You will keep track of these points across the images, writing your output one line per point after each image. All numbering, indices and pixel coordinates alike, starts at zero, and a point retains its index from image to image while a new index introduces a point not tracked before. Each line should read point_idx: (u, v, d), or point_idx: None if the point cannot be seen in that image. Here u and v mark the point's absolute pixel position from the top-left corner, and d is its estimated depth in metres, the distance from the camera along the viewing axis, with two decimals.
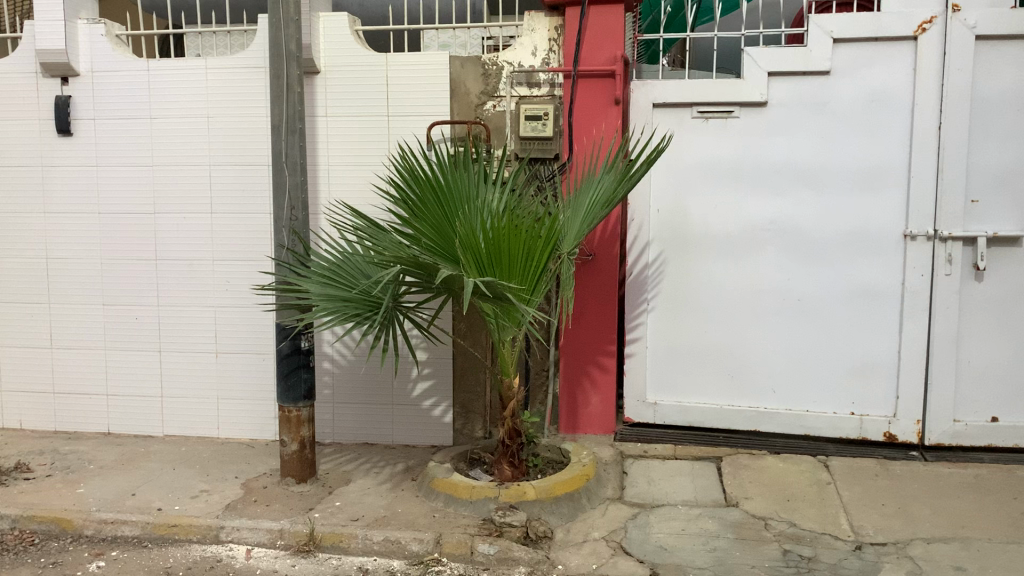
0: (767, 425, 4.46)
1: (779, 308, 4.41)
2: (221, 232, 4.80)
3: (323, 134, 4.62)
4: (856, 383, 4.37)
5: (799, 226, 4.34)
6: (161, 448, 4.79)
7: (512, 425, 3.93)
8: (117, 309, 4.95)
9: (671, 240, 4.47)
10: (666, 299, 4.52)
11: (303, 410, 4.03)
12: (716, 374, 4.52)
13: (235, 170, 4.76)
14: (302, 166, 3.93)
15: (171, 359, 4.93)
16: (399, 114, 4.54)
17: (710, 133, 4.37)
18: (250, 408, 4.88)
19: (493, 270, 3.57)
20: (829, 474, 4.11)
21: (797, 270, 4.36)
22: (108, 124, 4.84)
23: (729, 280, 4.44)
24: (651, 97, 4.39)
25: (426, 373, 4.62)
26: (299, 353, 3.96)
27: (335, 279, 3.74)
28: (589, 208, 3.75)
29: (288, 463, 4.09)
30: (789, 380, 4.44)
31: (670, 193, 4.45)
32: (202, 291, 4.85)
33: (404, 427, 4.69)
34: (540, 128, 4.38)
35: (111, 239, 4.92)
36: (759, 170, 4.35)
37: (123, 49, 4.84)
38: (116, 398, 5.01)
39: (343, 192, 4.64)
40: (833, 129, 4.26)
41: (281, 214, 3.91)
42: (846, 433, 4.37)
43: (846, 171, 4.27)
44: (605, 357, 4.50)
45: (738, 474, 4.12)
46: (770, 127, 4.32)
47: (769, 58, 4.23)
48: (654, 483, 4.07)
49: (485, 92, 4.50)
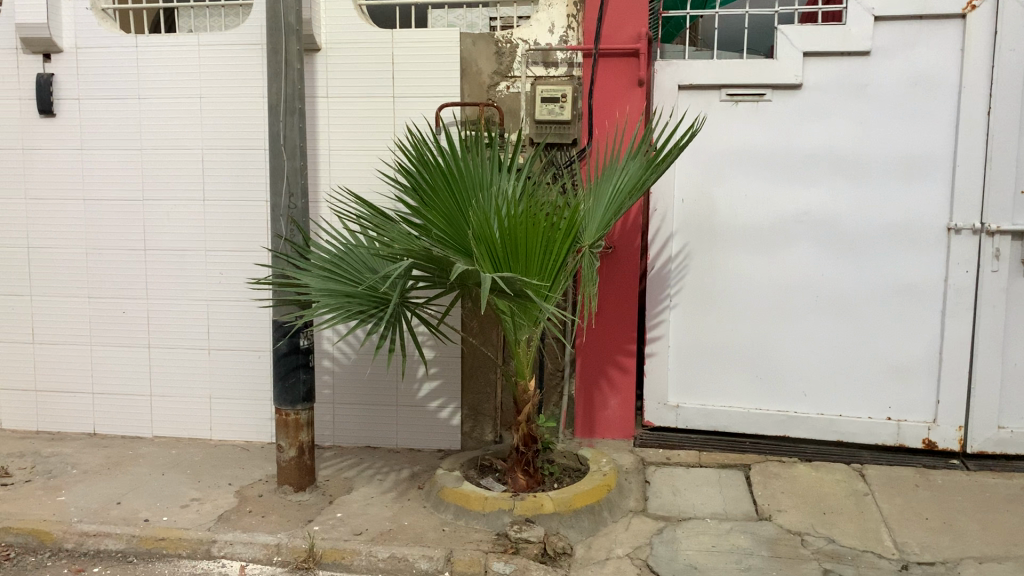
0: (797, 430, 4.18)
1: (812, 305, 4.12)
2: (215, 221, 4.50)
3: (323, 116, 4.31)
4: (893, 386, 4.08)
5: (834, 218, 4.05)
6: (150, 450, 4.49)
7: (528, 431, 3.64)
8: (104, 303, 4.65)
9: (696, 232, 4.18)
10: (690, 295, 4.23)
11: (303, 413, 3.74)
12: (743, 375, 4.24)
13: (230, 154, 4.45)
14: (302, 150, 3.62)
15: (162, 356, 4.63)
16: (406, 95, 4.23)
17: (740, 117, 4.08)
18: (245, 409, 4.59)
19: (510, 263, 3.27)
20: (866, 485, 3.83)
21: (831, 265, 4.07)
22: (94, 105, 4.53)
23: (759, 276, 4.15)
24: (677, 78, 4.10)
25: (433, 373, 4.34)
26: (298, 352, 3.66)
27: (338, 273, 3.45)
28: (614, 197, 3.46)
29: (285, 470, 3.80)
30: (822, 383, 4.16)
31: (696, 182, 4.16)
32: (194, 284, 4.55)
33: (408, 430, 4.40)
34: (558, 111, 4.10)
35: (97, 228, 4.61)
36: (792, 158, 4.06)
37: (109, 24, 4.52)
38: (103, 397, 4.71)
39: (344, 180, 4.33)
40: (871, 114, 3.97)
41: (278, 201, 3.61)
42: (882, 439, 4.09)
43: (886, 159, 3.98)
44: (624, 357, 4.21)
45: (769, 484, 3.84)
46: (803, 112, 4.03)
47: (805, 37, 3.94)
48: (680, 494, 3.79)
49: (498, 72, 4.20)
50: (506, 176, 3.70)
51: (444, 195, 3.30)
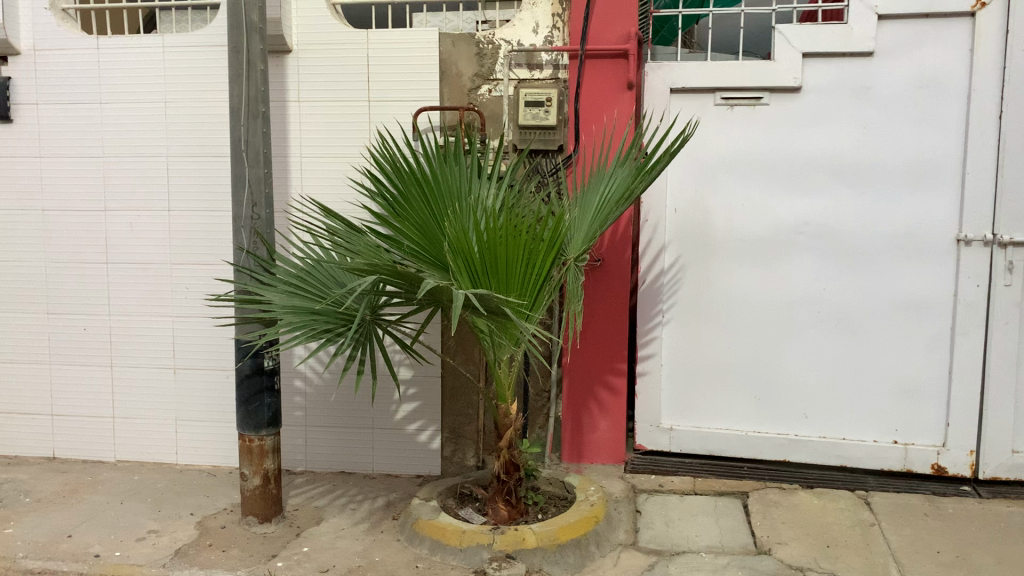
0: (798, 455, 3.92)
1: (813, 321, 3.87)
2: (181, 233, 4.25)
3: (295, 121, 4.07)
4: (900, 408, 3.83)
5: (836, 229, 3.81)
6: (111, 476, 4.23)
7: (510, 458, 3.39)
8: (63, 319, 4.39)
9: (690, 243, 3.94)
10: (683, 310, 3.98)
11: (268, 438, 3.48)
12: (740, 396, 3.98)
13: (196, 162, 4.20)
14: (267, 156, 3.38)
15: (125, 375, 4.37)
16: (382, 98, 3.99)
17: (736, 122, 3.84)
18: (213, 431, 4.33)
19: (488, 279, 3.01)
20: (873, 514, 3.57)
21: (834, 279, 3.83)
22: (54, 110, 4.28)
23: (757, 290, 3.91)
24: (669, 80, 3.86)
25: (411, 394, 4.08)
26: (262, 373, 3.42)
27: (303, 287, 3.19)
28: (600, 206, 3.20)
29: (249, 500, 3.53)
30: (824, 404, 3.91)
31: (689, 191, 3.92)
32: (160, 299, 4.30)
33: (385, 454, 4.15)
34: (542, 116, 3.83)
35: (58, 241, 4.36)
36: (791, 165, 3.82)
37: (70, 24, 4.28)
38: (62, 419, 4.44)
39: (316, 189, 4.09)
40: (875, 119, 3.73)
41: (240, 211, 3.36)
42: (888, 464, 3.84)
43: (891, 166, 3.74)
44: (614, 376, 3.97)
45: (768, 514, 3.58)
46: (803, 117, 3.79)
47: (804, 37, 3.71)
48: (673, 525, 3.53)
49: (480, 75, 3.96)
50: (486, 184, 3.45)
51: (418, 205, 3.06)
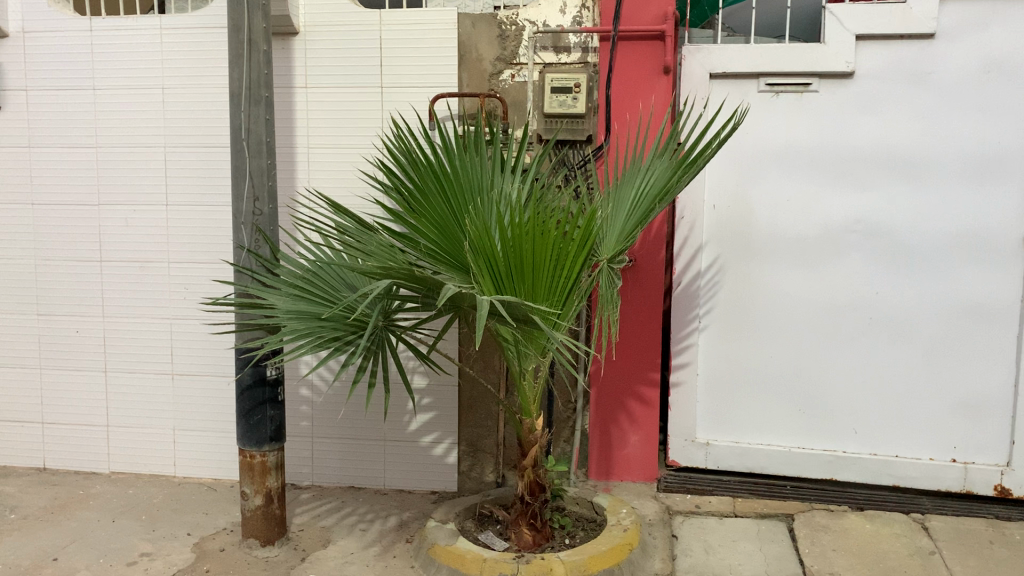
0: (846, 473, 3.59)
1: (865, 329, 3.55)
2: (179, 230, 3.95)
3: (302, 109, 3.77)
4: (960, 423, 3.50)
5: (890, 228, 3.48)
6: (104, 490, 3.94)
7: (535, 478, 3.07)
8: (54, 321, 4.10)
9: (729, 243, 3.62)
10: (721, 316, 3.67)
11: (270, 454, 3.20)
12: (782, 409, 3.66)
13: (196, 153, 3.91)
14: (270, 146, 3.08)
15: (120, 381, 4.08)
16: (397, 84, 3.68)
17: (781, 111, 3.53)
18: (214, 442, 4.04)
19: (514, 283, 2.68)
20: (931, 541, 3.25)
21: (887, 283, 3.51)
22: (45, 98, 4.00)
23: (803, 294, 3.59)
24: (708, 65, 3.54)
25: (425, 404, 3.79)
26: (264, 385, 3.14)
27: (310, 291, 2.89)
28: (637, 202, 2.88)
29: (250, 521, 3.24)
30: (875, 419, 3.58)
31: (729, 186, 3.60)
32: (157, 300, 4.01)
33: (398, 468, 3.86)
34: (570, 103, 3.52)
35: (48, 236, 4.07)
36: (842, 158, 3.50)
37: (61, 5, 3.99)
38: (54, 427, 4.16)
39: (325, 183, 3.79)
40: (936, 107, 3.40)
41: (240, 206, 3.07)
42: (946, 484, 3.50)
43: (953, 160, 3.41)
44: (646, 387, 3.67)
45: (817, 539, 3.26)
46: (856, 105, 3.46)
47: (857, 18, 3.38)
48: (713, 552, 3.22)
49: (502, 59, 3.63)
50: (510, 179, 3.14)
51: (436, 200, 2.77)
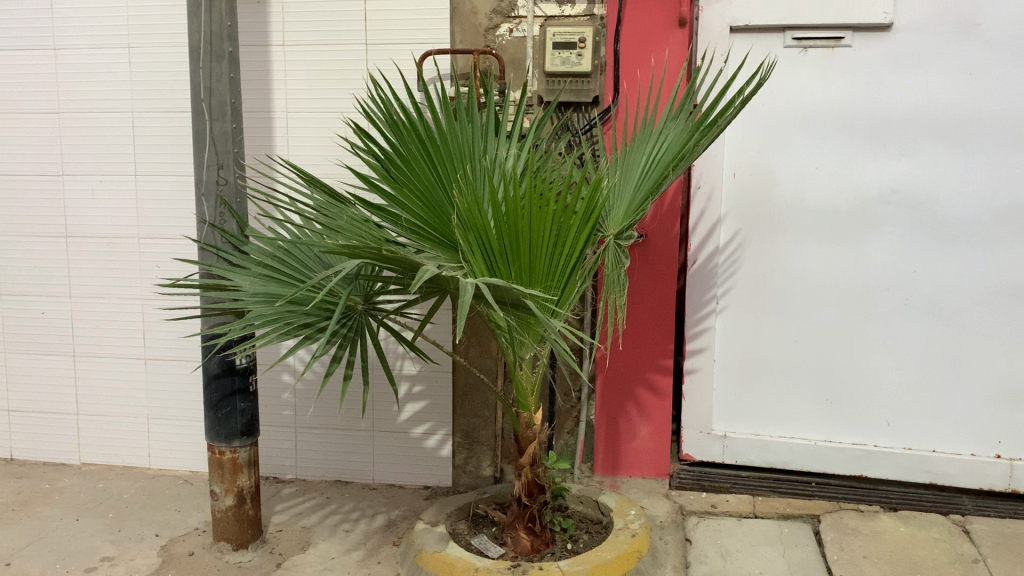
0: (877, 469, 3.27)
1: (900, 310, 3.20)
2: (149, 203, 3.64)
3: (279, 69, 3.43)
4: (1005, 415, 3.15)
5: (931, 199, 3.12)
6: (72, 483, 3.66)
7: (533, 478, 2.72)
8: (18, 302, 3.81)
9: (751, 216, 3.27)
10: (741, 297, 3.33)
11: (241, 450, 2.89)
12: (807, 399, 3.34)
13: (165, 118, 3.58)
14: (235, 108, 2.75)
15: (89, 367, 3.79)
16: (385, 41, 3.33)
17: (810, 69, 3.16)
18: (190, 432, 3.76)
19: (507, 264, 2.33)
20: (975, 546, 2.91)
21: (927, 259, 3.15)
22: (4, 61, 3.68)
23: (832, 271, 3.24)
24: (729, 17, 3.17)
25: (417, 393, 3.48)
26: (233, 374, 2.83)
27: (279, 271, 2.57)
28: (647, 171, 2.53)
29: (221, 523, 2.95)
30: (911, 410, 3.24)
31: (751, 153, 3.25)
32: (127, 280, 3.70)
33: (388, 461, 3.56)
34: (574, 61, 3.15)
35: (10, 209, 3.77)
36: (877, 122, 3.14)
37: None
38: (21, 415, 3.89)
39: (306, 151, 3.47)
40: (986, 63, 3.02)
41: (203, 175, 2.75)
42: (988, 482, 3.17)
43: (1003, 123, 3.04)
44: (657, 375, 3.36)
45: (846, 544, 2.94)
46: (895, 61, 3.09)
47: None
48: (731, 558, 2.90)
49: (499, 12, 3.27)
50: (505, 145, 2.80)
51: (422, 168, 2.45)
